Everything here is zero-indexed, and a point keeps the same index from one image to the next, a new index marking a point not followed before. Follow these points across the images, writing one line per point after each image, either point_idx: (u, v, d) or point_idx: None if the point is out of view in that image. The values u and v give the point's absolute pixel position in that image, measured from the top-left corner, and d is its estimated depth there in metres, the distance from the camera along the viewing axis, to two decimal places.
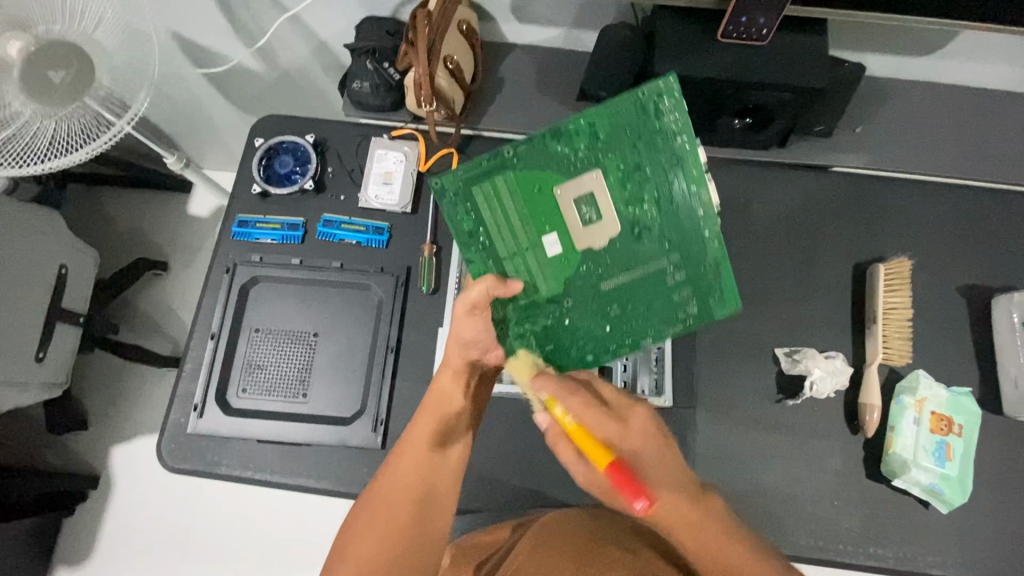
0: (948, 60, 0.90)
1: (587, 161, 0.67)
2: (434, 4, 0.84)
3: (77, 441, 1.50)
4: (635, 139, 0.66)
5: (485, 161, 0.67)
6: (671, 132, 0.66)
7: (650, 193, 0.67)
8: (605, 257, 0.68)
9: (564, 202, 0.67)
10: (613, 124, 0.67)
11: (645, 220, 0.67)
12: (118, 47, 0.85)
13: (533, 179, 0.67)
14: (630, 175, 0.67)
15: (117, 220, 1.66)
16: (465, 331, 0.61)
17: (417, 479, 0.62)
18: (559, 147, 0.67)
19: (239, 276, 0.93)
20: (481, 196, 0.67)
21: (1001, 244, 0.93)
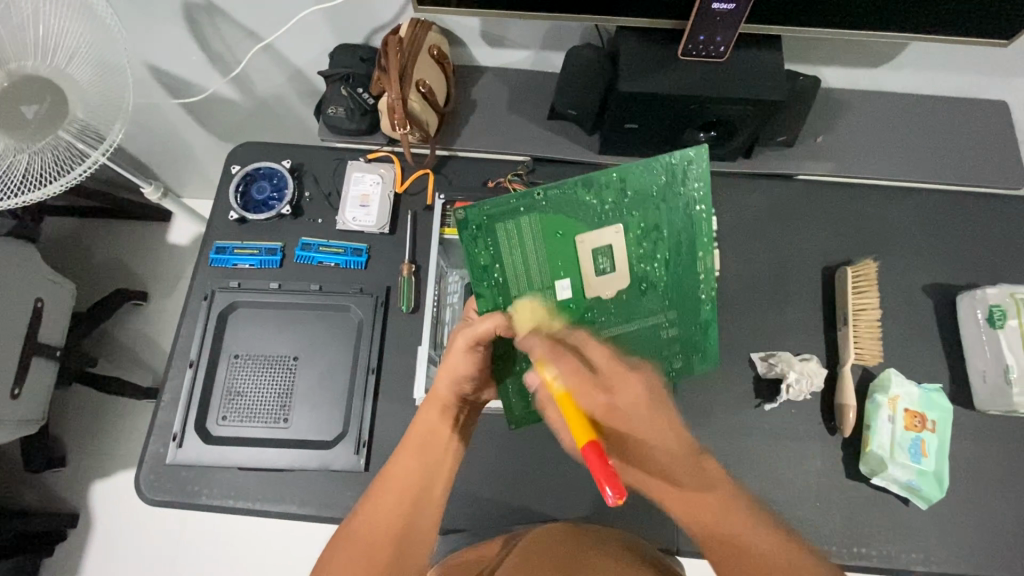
0: (898, 71, 0.94)
1: (612, 214, 0.73)
2: (405, 31, 0.88)
3: (54, 479, 1.47)
4: (658, 201, 0.74)
5: (514, 200, 0.71)
6: (693, 199, 0.74)
7: (662, 253, 0.75)
8: (608, 307, 0.75)
9: (583, 249, 0.73)
10: (640, 184, 0.73)
11: (652, 277, 0.75)
12: (93, 80, 0.86)
13: (556, 223, 0.72)
14: (648, 233, 0.74)
15: (96, 252, 1.65)
16: (461, 366, 0.70)
17: (398, 517, 0.64)
18: (586, 197, 0.72)
19: (217, 302, 0.93)
20: (505, 234, 0.72)
21: (961, 244, 0.97)
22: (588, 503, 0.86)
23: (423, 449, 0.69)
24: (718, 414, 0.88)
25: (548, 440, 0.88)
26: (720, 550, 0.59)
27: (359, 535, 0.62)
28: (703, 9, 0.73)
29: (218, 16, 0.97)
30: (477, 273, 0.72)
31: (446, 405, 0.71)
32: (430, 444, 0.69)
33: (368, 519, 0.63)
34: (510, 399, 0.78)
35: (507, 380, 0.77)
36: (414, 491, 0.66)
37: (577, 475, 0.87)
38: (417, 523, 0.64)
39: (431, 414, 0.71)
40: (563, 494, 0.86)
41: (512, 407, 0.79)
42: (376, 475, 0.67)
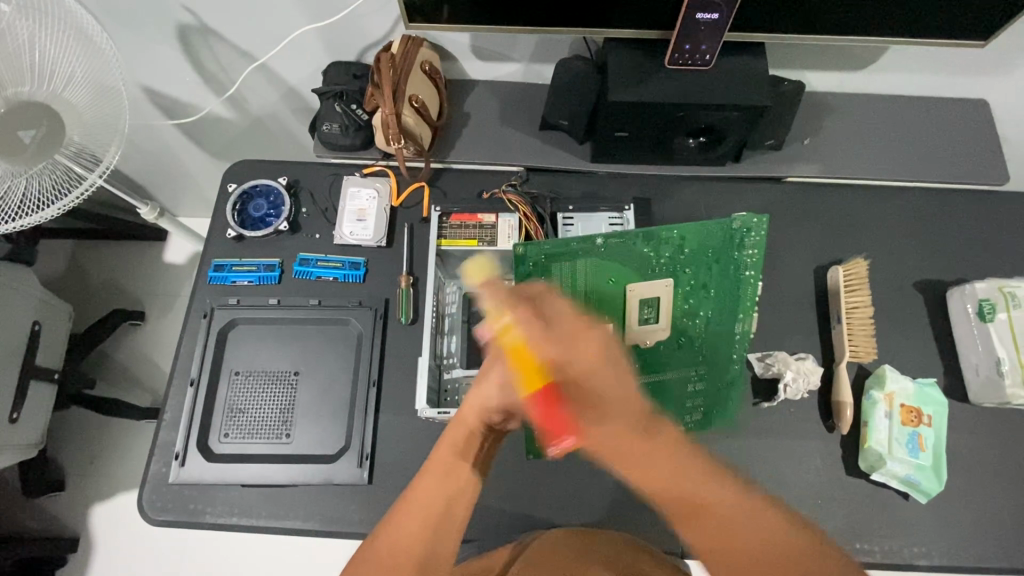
0: (880, 73, 0.97)
1: (665, 269, 0.82)
2: (397, 47, 0.90)
3: (53, 503, 1.46)
4: (712, 262, 0.83)
5: (575, 243, 0.80)
6: (745, 264, 0.83)
7: (703, 310, 0.84)
8: (644, 354, 0.82)
9: (632, 296, 0.81)
10: (699, 244, 0.82)
11: (690, 331, 0.83)
12: (88, 103, 0.87)
13: (611, 270, 0.81)
14: (696, 291, 0.83)
15: (92, 273, 1.65)
16: (493, 399, 0.66)
17: (419, 542, 0.60)
18: (647, 249, 0.81)
19: (216, 320, 0.93)
20: (561, 273, 0.81)
21: (949, 241, 0.98)
22: (593, 509, 0.86)
23: (448, 476, 0.65)
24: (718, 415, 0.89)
25: None
26: (705, 531, 0.50)
27: (379, 553, 0.59)
28: (687, 19, 0.75)
29: (212, 37, 0.99)
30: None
31: (474, 432, 0.69)
32: (454, 469, 0.66)
33: (390, 538, 0.60)
34: (532, 430, 0.85)
35: (535, 410, 0.82)
36: (436, 515, 0.62)
37: (580, 481, 0.88)
38: (438, 550, 0.60)
39: (459, 437, 0.69)
40: (567, 499, 0.87)
41: (533, 432, 0.85)
42: (401, 499, 0.65)
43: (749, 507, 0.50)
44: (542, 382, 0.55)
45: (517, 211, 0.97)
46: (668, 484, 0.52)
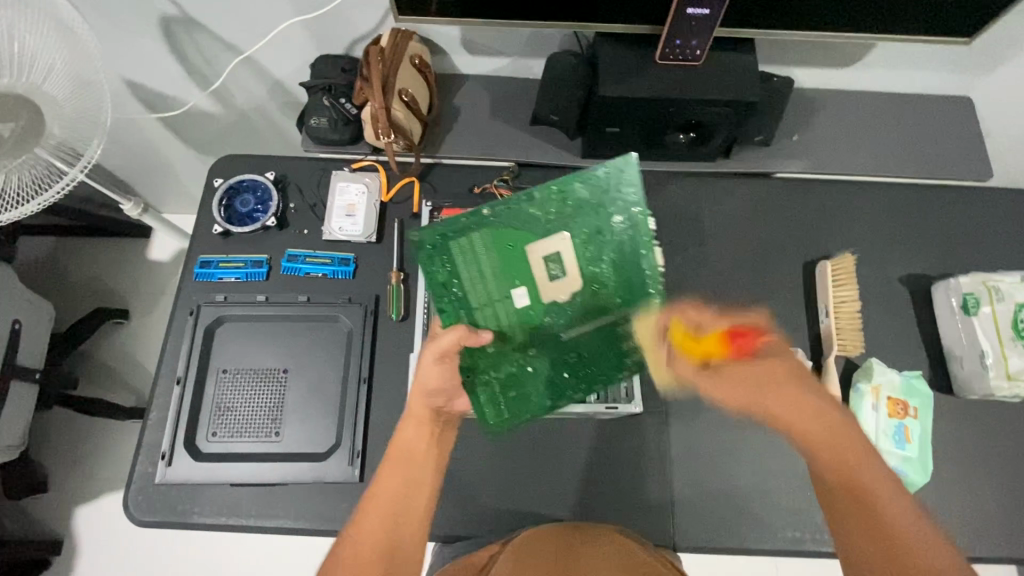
0: (868, 70, 0.98)
1: (556, 224, 0.74)
2: (386, 40, 0.89)
3: (36, 506, 1.43)
4: (596, 207, 0.74)
5: (464, 218, 0.73)
6: (625, 204, 0.74)
7: (607, 253, 0.75)
8: (564, 309, 0.76)
9: (534, 257, 0.74)
10: (578, 198, 0.74)
11: (601, 278, 0.75)
12: (68, 96, 0.85)
13: (508, 236, 0.74)
14: (593, 237, 0.74)
15: (74, 271, 1.61)
16: (430, 379, 0.71)
17: (384, 535, 0.63)
18: (533, 210, 0.74)
19: (203, 317, 0.92)
20: (459, 250, 0.74)
21: (934, 236, 1.00)
22: (584, 504, 0.86)
23: (407, 465, 0.68)
24: (708, 410, 0.90)
25: (542, 444, 0.88)
26: (851, 511, 0.59)
27: (346, 551, 0.61)
28: (678, 14, 0.75)
29: (196, 30, 0.97)
30: (436, 289, 0.75)
31: (423, 420, 0.71)
32: (410, 461, 0.69)
33: (354, 537, 0.62)
34: (481, 406, 0.77)
35: (476, 387, 0.76)
36: (397, 508, 0.65)
37: (572, 476, 0.87)
38: (403, 541, 0.63)
39: (408, 429, 0.71)
40: (559, 495, 0.87)
41: (485, 413, 0.78)
42: (361, 500, 0.67)
43: (886, 491, 0.58)
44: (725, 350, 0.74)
45: None
46: (840, 463, 0.61)
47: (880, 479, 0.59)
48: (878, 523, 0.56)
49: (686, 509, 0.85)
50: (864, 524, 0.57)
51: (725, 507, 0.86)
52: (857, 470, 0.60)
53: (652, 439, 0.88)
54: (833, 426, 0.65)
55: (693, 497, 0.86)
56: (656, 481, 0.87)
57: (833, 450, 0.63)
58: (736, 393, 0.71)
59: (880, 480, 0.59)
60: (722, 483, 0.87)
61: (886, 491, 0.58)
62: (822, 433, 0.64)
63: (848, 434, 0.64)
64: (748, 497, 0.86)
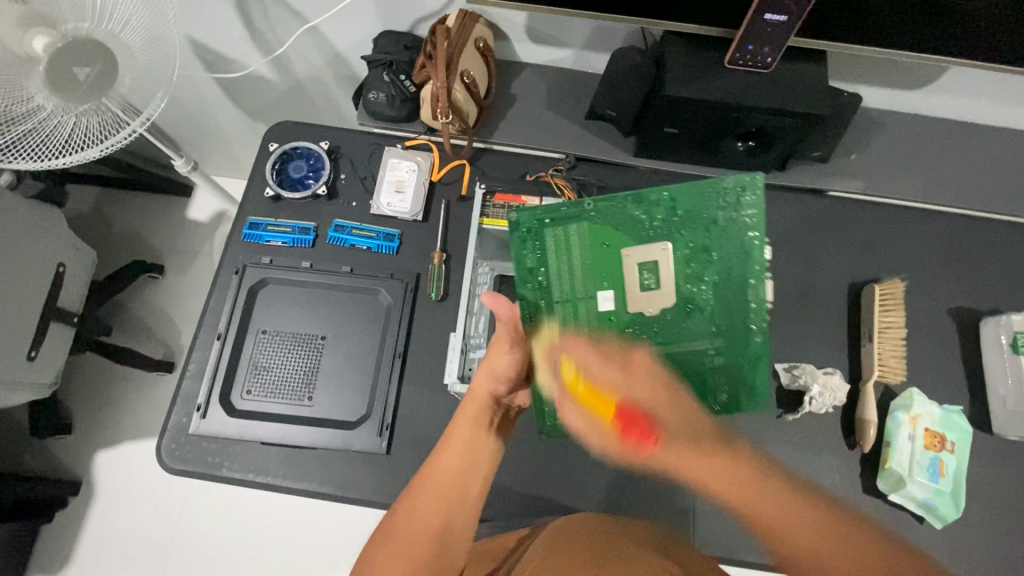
0: (938, 94, 0.95)
1: (662, 231, 0.76)
2: (452, 21, 0.90)
3: (60, 445, 1.47)
4: (708, 225, 0.76)
5: (565, 207, 0.76)
6: (746, 223, 0.75)
7: (710, 275, 0.76)
8: (652, 327, 0.75)
9: (629, 262, 0.75)
10: (693, 207, 0.76)
11: (697, 299, 0.75)
12: (143, 47, 0.86)
13: (606, 235, 0.76)
14: (697, 255, 0.76)
15: (115, 222, 1.65)
16: (498, 367, 0.74)
17: (437, 513, 0.64)
18: (639, 210, 0.76)
19: (248, 277, 0.93)
20: (552, 238, 0.76)
21: (986, 270, 0.98)
22: (606, 500, 0.86)
23: (465, 449, 0.70)
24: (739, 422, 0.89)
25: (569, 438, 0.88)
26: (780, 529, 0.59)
27: (400, 523, 0.63)
28: (755, 19, 0.74)
29: None
30: (522, 274, 0.76)
31: (483, 406, 0.74)
32: (471, 442, 0.71)
33: (410, 513, 0.64)
34: (541, 407, 0.78)
35: (538, 387, 0.77)
36: (454, 489, 0.67)
37: (596, 472, 0.87)
38: (454, 520, 0.65)
39: (468, 412, 0.73)
40: (580, 489, 0.86)
41: (543, 415, 0.79)
42: (417, 474, 0.69)
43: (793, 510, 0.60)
44: (614, 404, 0.67)
45: (562, 196, 0.98)
46: (732, 488, 0.62)
47: (807, 522, 0.58)
48: (803, 542, 0.57)
49: (705, 517, 0.85)
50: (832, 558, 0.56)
51: (748, 521, 0.85)
52: (778, 527, 0.59)
53: None
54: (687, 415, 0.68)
55: (715, 506, 0.86)
56: (678, 487, 0.87)
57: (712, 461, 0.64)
58: (603, 438, 0.69)
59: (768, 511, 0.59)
60: None
61: (810, 533, 0.58)
62: (701, 468, 0.64)
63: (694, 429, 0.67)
64: None
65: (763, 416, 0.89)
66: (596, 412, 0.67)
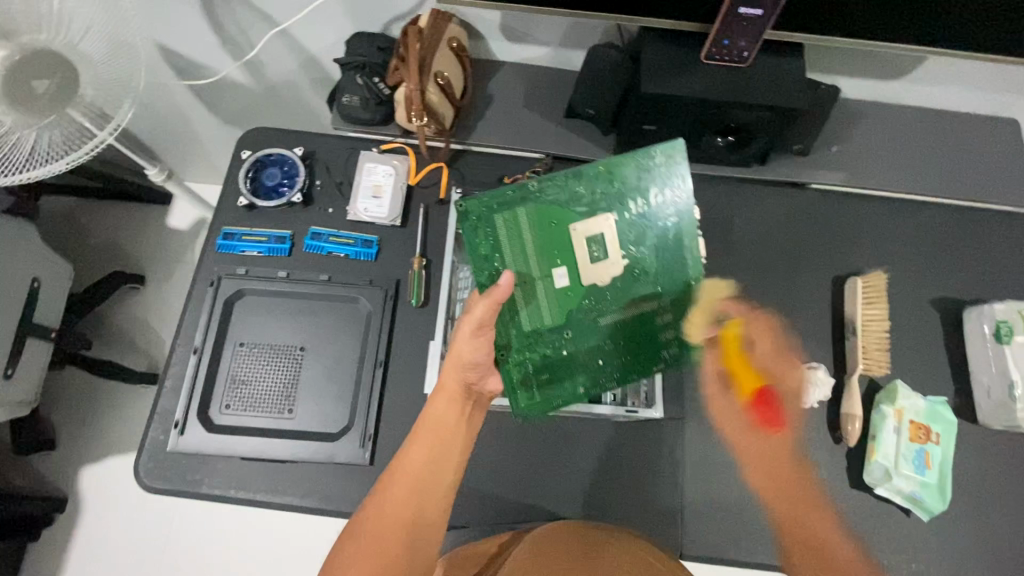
0: (918, 83, 0.95)
1: (601, 202, 0.75)
2: (424, 21, 0.88)
3: (44, 462, 1.44)
4: (645, 190, 0.75)
5: (509, 192, 0.74)
6: (678, 189, 0.75)
7: (652, 239, 0.76)
8: (605, 295, 0.76)
9: (577, 237, 0.74)
10: (628, 175, 0.75)
11: (643, 264, 0.76)
12: (104, 57, 0.84)
13: (552, 213, 0.75)
14: (637, 222, 0.76)
15: (93, 233, 1.62)
16: (467, 352, 0.72)
17: (406, 508, 0.67)
18: (581, 186, 0.75)
19: (224, 289, 0.91)
20: (501, 224, 0.74)
21: (969, 260, 0.97)
22: (594, 503, 0.85)
23: (435, 437, 0.71)
24: None
25: (555, 442, 0.87)
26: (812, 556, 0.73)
27: (369, 523, 0.66)
28: (729, 13, 0.73)
29: None
30: (478, 262, 0.75)
31: (454, 395, 0.73)
32: (440, 432, 0.71)
33: (378, 509, 0.67)
34: (513, 388, 0.77)
35: (509, 367, 0.76)
36: (423, 484, 0.68)
37: (582, 476, 0.86)
38: (424, 513, 0.68)
39: (439, 402, 0.72)
40: (568, 493, 0.86)
41: (516, 396, 0.77)
42: (388, 466, 0.70)
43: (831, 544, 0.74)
44: (759, 384, 0.84)
45: None
46: (794, 522, 0.77)
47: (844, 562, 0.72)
48: (815, 557, 0.73)
49: (693, 516, 0.85)
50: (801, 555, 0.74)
51: (735, 519, 0.85)
52: (831, 556, 0.73)
53: (665, 444, 0.87)
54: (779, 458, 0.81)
55: (703, 505, 0.85)
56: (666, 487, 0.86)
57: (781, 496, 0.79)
58: (740, 421, 0.84)
59: (819, 530, 0.76)
60: (734, 495, 0.85)
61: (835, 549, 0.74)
62: (786, 501, 0.79)
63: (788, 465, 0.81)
64: (759, 512, 0.85)
65: None
66: (738, 382, 0.84)
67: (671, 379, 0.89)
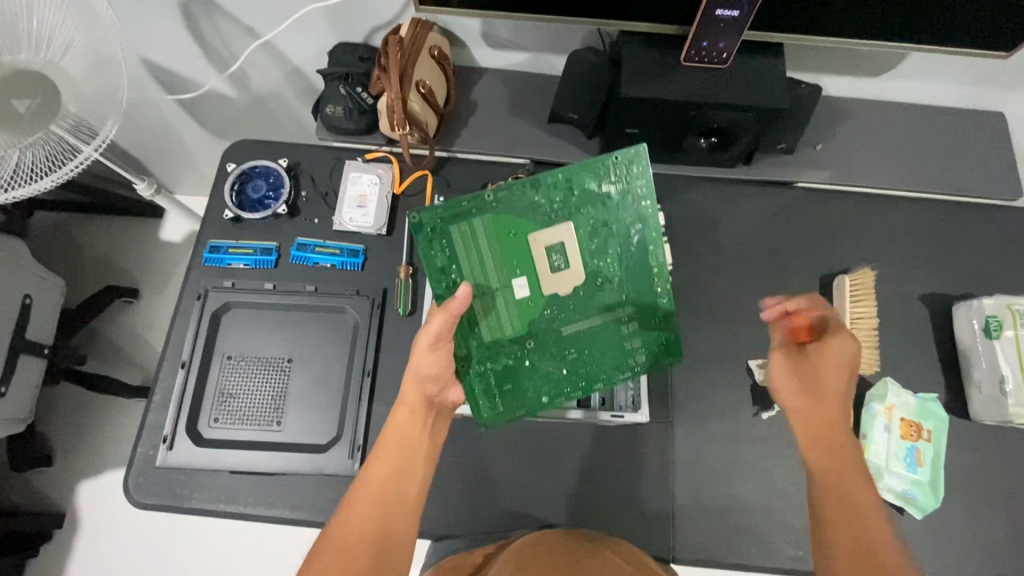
0: (901, 79, 0.95)
1: (562, 212, 0.77)
2: (405, 30, 0.88)
3: (40, 478, 1.44)
4: (605, 199, 0.77)
5: (465, 202, 0.75)
6: (638, 197, 0.77)
7: (614, 248, 0.77)
8: (566, 303, 0.77)
9: (536, 247, 0.76)
10: (587, 184, 0.77)
11: (605, 272, 0.77)
12: (86, 75, 0.84)
13: (510, 224, 0.76)
14: (598, 230, 0.77)
15: (86, 248, 1.62)
16: (427, 366, 0.72)
17: (372, 523, 0.67)
18: (539, 196, 0.76)
19: (211, 302, 0.91)
20: (458, 235, 0.75)
21: (957, 254, 0.97)
22: (585, 508, 0.85)
23: (399, 454, 0.71)
24: (715, 422, 0.88)
25: (545, 448, 0.87)
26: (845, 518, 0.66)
27: (335, 541, 0.65)
28: (706, 15, 0.73)
29: (216, 12, 0.96)
30: (435, 275, 0.75)
31: (415, 409, 0.73)
32: (405, 447, 0.72)
33: (343, 527, 0.66)
34: (475, 398, 0.77)
35: (470, 378, 0.76)
36: (388, 496, 0.68)
37: (573, 481, 0.86)
38: (392, 527, 0.67)
39: (400, 418, 0.73)
40: (559, 499, 0.85)
41: (478, 406, 0.78)
42: (353, 484, 0.70)
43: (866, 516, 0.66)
44: None
45: None
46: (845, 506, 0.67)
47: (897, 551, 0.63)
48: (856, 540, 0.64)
49: (685, 520, 0.84)
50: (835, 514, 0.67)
51: (727, 521, 0.84)
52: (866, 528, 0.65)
53: (656, 447, 0.87)
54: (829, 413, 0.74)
55: (695, 508, 0.85)
56: (658, 491, 0.85)
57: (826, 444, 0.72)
58: None
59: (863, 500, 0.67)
60: (725, 497, 0.85)
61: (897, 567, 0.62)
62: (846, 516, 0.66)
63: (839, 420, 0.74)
64: (750, 514, 0.84)
65: (740, 415, 0.88)
66: None
67: (658, 383, 0.89)
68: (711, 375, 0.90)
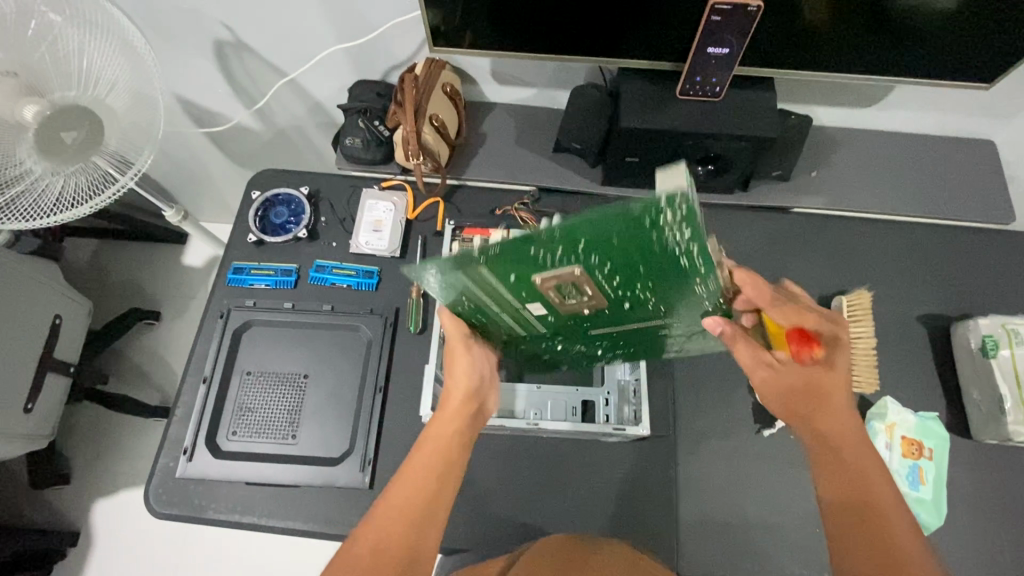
0: (889, 110, 0.99)
1: (572, 257, 0.57)
2: (420, 68, 0.95)
3: (58, 496, 1.48)
4: (633, 247, 0.54)
5: (445, 263, 0.58)
6: (675, 242, 0.53)
7: (642, 286, 0.62)
8: (594, 318, 0.72)
9: (543, 287, 0.62)
10: (597, 231, 0.52)
11: (637, 301, 0.65)
12: (128, 109, 0.92)
13: (504, 272, 0.60)
14: (622, 273, 0.59)
15: (112, 272, 1.69)
16: (460, 365, 0.76)
17: (404, 528, 0.63)
18: (533, 242, 0.54)
19: (233, 320, 0.96)
20: (453, 286, 0.65)
21: (953, 276, 1.00)
22: (590, 523, 0.86)
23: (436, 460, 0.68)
24: (718, 440, 0.90)
25: (551, 464, 0.89)
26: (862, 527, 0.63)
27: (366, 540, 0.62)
28: (699, 52, 0.78)
29: (246, 53, 1.04)
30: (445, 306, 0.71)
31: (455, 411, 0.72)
32: (442, 455, 0.69)
33: (374, 529, 0.63)
34: (520, 356, 0.89)
35: (509, 348, 0.86)
36: (421, 504, 0.65)
37: (578, 497, 0.88)
38: (423, 539, 0.64)
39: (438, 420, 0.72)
40: (564, 514, 0.87)
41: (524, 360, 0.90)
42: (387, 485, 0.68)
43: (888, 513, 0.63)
44: None
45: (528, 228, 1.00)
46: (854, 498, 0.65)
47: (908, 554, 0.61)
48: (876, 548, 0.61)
49: (690, 536, 0.85)
50: (864, 540, 0.62)
51: (732, 538, 0.85)
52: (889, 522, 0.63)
53: (660, 464, 0.88)
54: (845, 423, 0.68)
55: (699, 525, 0.86)
56: (663, 507, 0.87)
57: (841, 456, 0.67)
58: None
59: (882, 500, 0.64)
60: (730, 514, 0.86)
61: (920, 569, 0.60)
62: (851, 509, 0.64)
63: (854, 431, 0.68)
64: (755, 531, 0.85)
65: (742, 433, 0.90)
66: None
67: (660, 400, 0.91)
68: (713, 393, 0.92)
